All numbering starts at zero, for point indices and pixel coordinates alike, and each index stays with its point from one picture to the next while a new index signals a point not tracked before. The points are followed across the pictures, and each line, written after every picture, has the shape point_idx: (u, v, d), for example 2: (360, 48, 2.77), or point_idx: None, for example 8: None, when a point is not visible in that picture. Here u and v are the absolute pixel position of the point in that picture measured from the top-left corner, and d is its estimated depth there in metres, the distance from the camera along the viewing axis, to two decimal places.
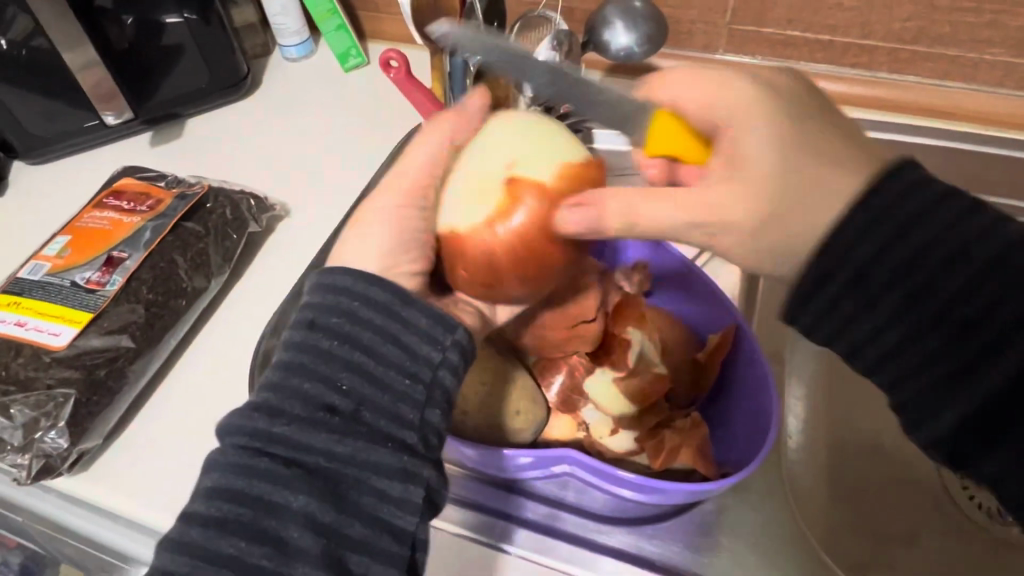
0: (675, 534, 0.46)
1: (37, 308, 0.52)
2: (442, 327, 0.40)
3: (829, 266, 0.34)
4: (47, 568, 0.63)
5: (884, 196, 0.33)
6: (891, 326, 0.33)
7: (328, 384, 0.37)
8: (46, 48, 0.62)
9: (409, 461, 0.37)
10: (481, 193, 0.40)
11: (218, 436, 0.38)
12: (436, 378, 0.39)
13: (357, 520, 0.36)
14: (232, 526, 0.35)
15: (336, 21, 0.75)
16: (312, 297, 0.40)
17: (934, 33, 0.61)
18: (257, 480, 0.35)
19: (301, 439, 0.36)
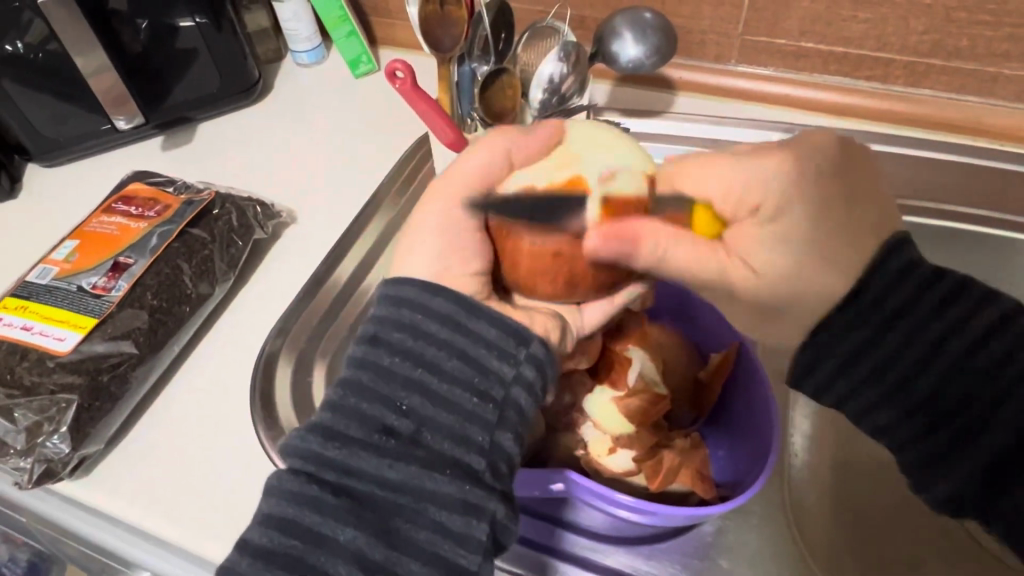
0: (672, 554, 0.46)
1: (44, 313, 0.52)
2: (515, 341, 0.39)
3: (851, 351, 0.39)
4: (53, 565, 0.64)
5: (896, 296, 0.37)
6: (890, 406, 0.38)
7: (388, 405, 0.38)
8: (61, 52, 0.62)
9: (470, 491, 0.36)
10: (566, 201, 0.38)
11: (280, 455, 0.38)
12: (508, 397, 0.39)
13: (412, 557, 0.35)
14: (279, 560, 0.35)
15: (347, 28, 0.75)
16: (377, 311, 0.40)
17: (950, 47, 0.60)
18: (308, 510, 0.35)
19: (356, 463, 0.36)
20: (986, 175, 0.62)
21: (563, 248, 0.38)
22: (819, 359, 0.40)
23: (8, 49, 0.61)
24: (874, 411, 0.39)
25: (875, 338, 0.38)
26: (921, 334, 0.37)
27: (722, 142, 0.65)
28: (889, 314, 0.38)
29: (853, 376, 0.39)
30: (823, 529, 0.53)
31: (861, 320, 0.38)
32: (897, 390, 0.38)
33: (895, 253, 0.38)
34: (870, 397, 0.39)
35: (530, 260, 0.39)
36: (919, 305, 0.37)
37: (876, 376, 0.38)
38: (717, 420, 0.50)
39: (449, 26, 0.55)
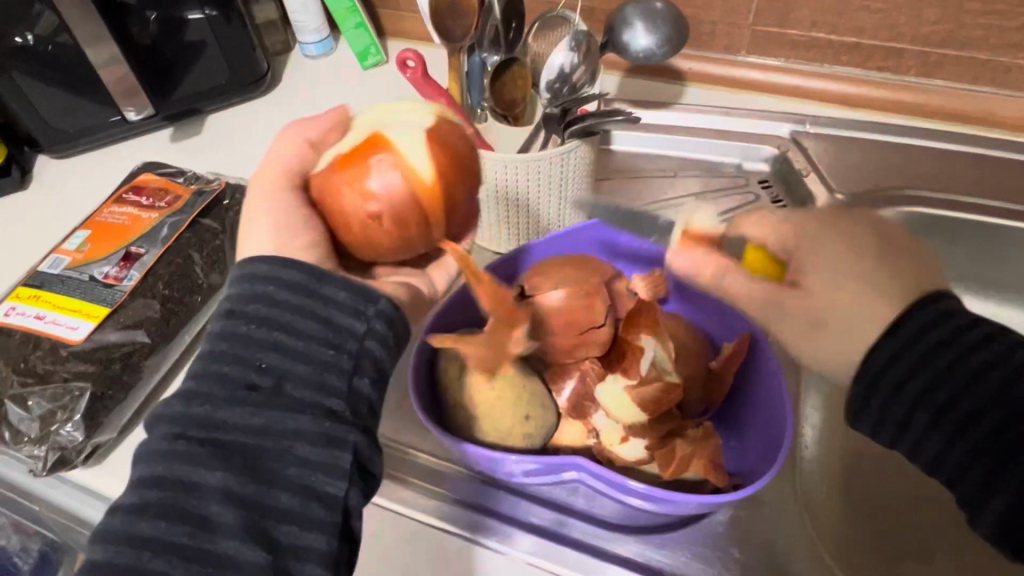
0: (685, 545, 0.46)
1: (56, 303, 0.52)
2: (363, 299, 0.40)
3: (896, 385, 0.36)
4: (65, 554, 0.64)
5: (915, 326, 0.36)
6: (937, 439, 0.35)
7: (247, 365, 0.37)
8: (70, 44, 0.63)
9: (330, 427, 0.36)
10: (358, 151, 0.40)
11: (147, 428, 0.38)
12: (363, 349, 0.39)
13: (283, 491, 0.35)
14: (155, 509, 0.34)
15: (356, 20, 0.75)
16: (233, 288, 0.40)
17: (963, 37, 0.59)
18: (179, 464, 0.35)
19: (215, 415, 0.36)
20: (1000, 165, 0.62)
21: (371, 188, 0.39)
22: (872, 385, 0.37)
23: (19, 41, 0.62)
24: (929, 442, 0.35)
25: (922, 368, 0.35)
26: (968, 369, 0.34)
27: (732, 133, 0.64)
28: (937, 341, 0.35)
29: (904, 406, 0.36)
30: (833, 523, 0.53)
31: (908, 347, 0.36)
32: (950, 423, 0.35)
33: (918, 307, 0.36)
34: (921, 426, 0.35)
35: (355, 215, 0.40)
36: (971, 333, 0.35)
37: (929, 401, 0.35)
38: (731, 412, 0.50)
39: (460, 17, 0.55)
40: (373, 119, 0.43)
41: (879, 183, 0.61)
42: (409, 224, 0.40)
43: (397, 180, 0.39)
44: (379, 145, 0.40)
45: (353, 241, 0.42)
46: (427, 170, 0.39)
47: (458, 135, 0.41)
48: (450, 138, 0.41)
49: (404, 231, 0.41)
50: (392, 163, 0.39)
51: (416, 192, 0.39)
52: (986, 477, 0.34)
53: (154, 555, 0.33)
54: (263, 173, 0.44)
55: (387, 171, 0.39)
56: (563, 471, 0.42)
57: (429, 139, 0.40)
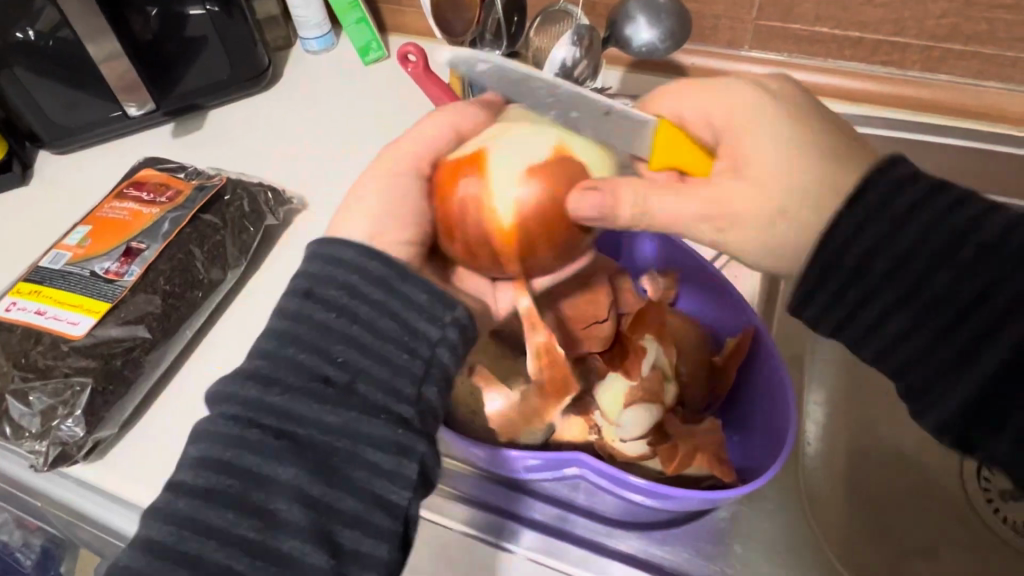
0: (686, 540, 0.45)
1: (58, 298, 0.52)
2: (442, 304, 0.40)
3: (849, 262, 0.36)
4: (66, 549, 0.64)
5: (870, 195, 0.35)
6: (894, 315, 0.36)
7: (323, 356, 0.38)
8: (73, 39, 0.62)
9: (403, 435, 0.37)
10: (463, 167, 0.40)
11: (207, 403, 0.38)
12: (435, 356, 0.39)
13: (348, 494, 0.36)
14: (220, 498, 0.34)
15: (357, 15, 0.75)
16: (310, 265, 0.41)
17: (968, 31, 0.59)
18: (250, 453, 0.35)
19: (294, 408, 0.36)
20: (1004, 160, 0.61)
21: (456, 211, 0.40)
22: (825, 269, 0.37)
23: (20, 37, 0.61)
24: (888, 319, 0.36)
25: (878, 240, 0.35)
26: (926, 243, 0.34)
27: None
28: (899, 213, 0.35)
29: (861, 287, 0.36)
30: (837, 519, 0.52)
31: (864, 219, 0.35)
32: (905, 296, 0.35)
33: (872, 182, 0.35)
34: (885, 301, 0.36)
35: (438, 228, 0.42)
36: (932, 202, 0.34)
37: (890, 280, 0.35)
38: (736, 406, 0.49)
39: (462, 11, 0.56)
40: (500, 129, 0.41)
41: None
42: (482, 256, 0.41)
43: (478, 214, 0.39)
44: (475, 171, 0.39)
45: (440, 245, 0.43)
46: (504, 214, 0.39)
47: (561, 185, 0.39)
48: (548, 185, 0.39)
49: (474, 258, 0.41)
50: (480, 196, 0.39)
51: (494, 233, 0.39)
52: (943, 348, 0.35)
53: (219, 546, 0.33)
54: (393, 143, 0.44)
55: (473, 201, 0.39)
56: (563, 469, 0.42)
57: (529, 183, 0.39)
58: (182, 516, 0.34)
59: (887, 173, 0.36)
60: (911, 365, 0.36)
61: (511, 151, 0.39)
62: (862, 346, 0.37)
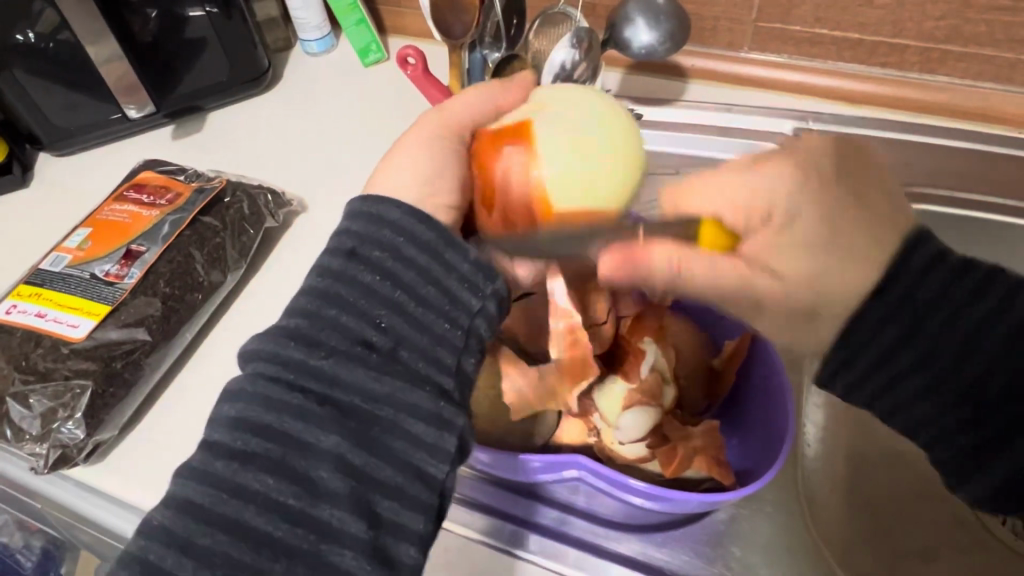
0: (686, 543, 0.46)
1: (58, 300, 0.53)
2: (483, 275, 0.41)
3: (885, 346, 0.39)
4: (66, 550, 0.65)
5: (902, 282, 0.38)
6: (923, 396, 0.38)
7: (367, 320, 0.38)
8: (73, 41, 0.63)
9: (444, 407, 0.38)
10: (514, 135, 0.40)
11: (245, 361, 0.39)
12: (473, 326, 0.40)
13: (388, 465, 0.36)
14: (262, 465, 0.35)
15: (356, 17, 0.75)
16: (354, 225, 0.41)
17: (968, 33, 0.59)
18: (293, 420, 0.36)
19: (340, 372, 0.37)
20: (1003, 162, 0.61)
21: (500, 177, 0.40)
22: (856, 349, 0.40)
23: (19, 39, 0.61)
24: (915, 399, 0.39)
25: (910, 324, 0.38)
26: (957, 329, 0.37)
27: (733, 130, 0.64)
28: (926, 299, 0.38)
29: (891, 369, 0.39)
30: (837, 521, 0.52)
31: (895, 307, 0.38)
32: (935, 377, 0.38)
33: (902, 266, 0.38)
34: (914, 381, 0.38)
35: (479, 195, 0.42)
36: (954, 289, 0.37)
37: (921, 363, 0.38)
38: (735, 408, 0.49)
39: (460, 13, 0.56)
40: (547, 105, 0.41)
41: None
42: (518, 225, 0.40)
43: (519, 179, 0.39)
44: (527, 151, 0.39)
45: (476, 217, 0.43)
46: (562, 197, 0.38)
47: (617, 169, 0.39)
48: (606, 169, 0.38)
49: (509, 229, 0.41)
50: (523, 162, 0.39)
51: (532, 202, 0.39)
52: (961, 428, 0.38)
53: (258, 512, 0.34)
54: (436, 111, 0.45)
55: (518, 168, 0.39)
56: (564, 471, 0.42)
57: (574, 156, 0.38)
58: (180, 521, 0.34)
59: (912, 259, 0.38)
60: (941, 442, 0.38)
61: (568, 130, 0.39)
62: (891, 420, 0.40)
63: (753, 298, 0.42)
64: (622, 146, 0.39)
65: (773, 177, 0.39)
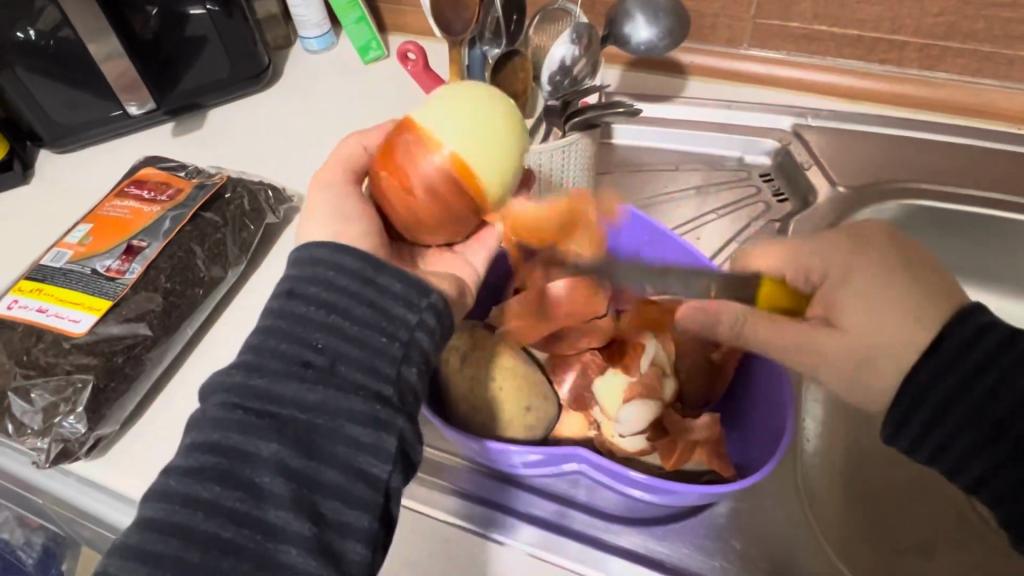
0: (684, 536, 0.46)
1: (59, 295, 0.53)
2: (418, 291, 0.40)
3: (938, 409, 0.38)
4: (68, 547, 0.65)
5: (956, 340, 0.37)
6: (977, 456, 0.37)
7: (303, 343, 0.37)
8: (73, 39, 0.63)
9: (381, 410, 0.36)
10: (401, 135, 0.41)
11: (203, 397, 0.38)
12: (413, 339, 0.39)
13: (330, 467, 0.35)
14: (209, 474, 0.35)
15: (356, 14, 0.75)
16: (292, 271, 0.41)
17: (966, 29, 0.59)
18: (233, 432, 0.35)
19: (275, 391, 0.36)
20: (1003, 158, 0.62)
21: (407, 171, 0.41)
22: (913, 407, 0.38)
23: (20, 37, 0.61)
24: (970, 460, 0.38)
25: (963, 387, 0.37)
26: (1008, 391, 0.37)
27: (733, 127, 0.64)
28: (977, 363, 0.37)
29: (948, 429, 0.38)
30: (835, 515, 0.53)
31: (948, 368, 0.37)
32: (988, 438, 0.37)
33: (949, 334, 0.37)
34: (968, 443, 0.38)
35: (397, 198, 0.42)
36: (1006, 353, 0.36)
37: (973, 423, 0.37)
38: (734, 407, 0.49)
39: (461, 10, 0.56)
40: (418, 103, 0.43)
41: (881, 175, 0.61)
42: (444, 201, 0.41)
43: (427, 161, 0.40)
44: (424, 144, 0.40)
45: (406, 228, 0.43)
46: (479, 173, 0.40)
47: (506, 126, 0.41)
48: (500, 132, 0.40)
49: (440, 206, 0.41)
50: (422, 148, 0.40)
51: (447, 173, 0.40)
52: (1017, 484, 0.37)
53: (208, 517, 0.34)
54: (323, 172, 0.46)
55: (420, 156, 0.40)
56: (564, 464, 0.42)
57: (462, 121, 0.40)
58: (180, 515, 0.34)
59: (963, 327, 0.37)
60: (996, 498, 0.37)
61: (447, 114, 0.40)
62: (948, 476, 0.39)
63: (813, 361, 0.40)
64: (499, 108, 0.41)
65: (828, 245, 0.42)
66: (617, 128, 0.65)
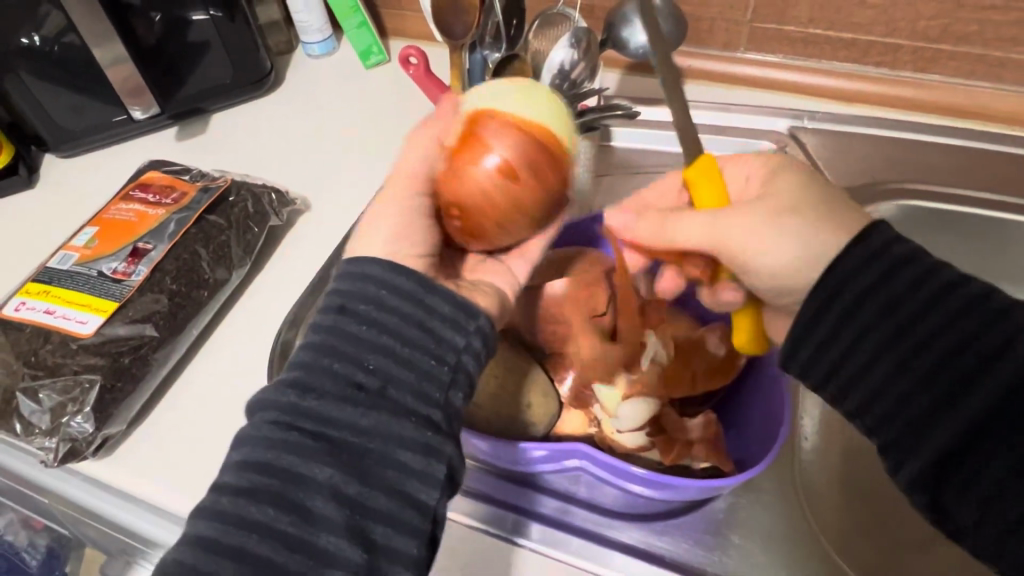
0: (686, 530, 0.47)
1: (66, 297, 0.53)
2: (466, 313, 0.40)
3: (826, 306, 0.38)
4: (71, 548, 0.65)
5: (862, 249, 0.37)
6: (872, 366, 0.36)
7: (355, 363, 0.37)
8: (77, 44, 0.65)
9: (432, 437, 0.36)
10: (469, 134, 0.39)
11: (250, 413, 0.37)
12: (460, 363, 0.39)
13: (381, 493, 0.35)
14: (259, 495, 0.34)
15: (358, 19, 0.76)
16: (340, 284, 0.40)
17: (959, 32, 0.60)
18: (285, 453, 0.35)
19: (329, 413, 0.36)
20: (997, 158, 0.62)
21: (493, 159, 0.38)
22: (825, 303, 0.38)
23: (25, 42, 0.62)
24: (869, 372, 0.36)
25: (866, 297, 0.37)
26: (905, 307, 0.35)
27: (729, 129, 0.65)
28: (880, 276, 0.36)
29: (856, 324, 0.37)
30: (834, 512, 0.53)
31: (856, 273, 0.37)
32: (887, 345, 0.36)
33: (857, 243, 0.37)
34: (867, 352, 0.36)
35: (491, 195, 0.39)
36: (906, 273, 0.36)
37: (882, 320, 0.36)
38: (732, 408, 0.50)
39: (461, 14, 0.57)
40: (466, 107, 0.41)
41: (877, 177, 0.62)
42: (544, 175, 0.39)
43: (516, 140, 0.38)
44: (518, 130, 0.38)
45: (499, 224, 0.40)
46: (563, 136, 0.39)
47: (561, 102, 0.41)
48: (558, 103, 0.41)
49: (540, 183, 0.39)
50: (504, 134, 0.38)
51: (537, 144, 0.38)
52: (909, 395, 0.35)
53: (261, 539, 0.33)
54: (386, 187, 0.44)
55: (505, 141, 0.38)
56: (565, 463, 0.43)
57: (522, 96, 0.40)
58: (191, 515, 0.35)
59: (881, 232, 0.38)
60: (886, 418, 0.36)
61: (524, 103, 0.39)
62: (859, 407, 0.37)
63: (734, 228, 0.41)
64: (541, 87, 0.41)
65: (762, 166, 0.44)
66: (614, 130, 0.66)
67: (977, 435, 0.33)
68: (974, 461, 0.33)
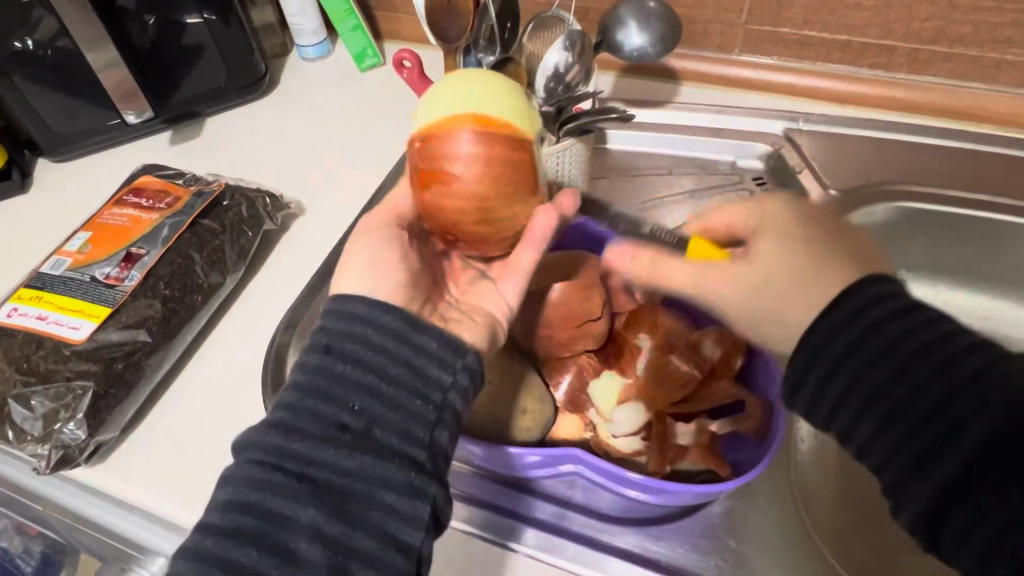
0: (680, 535, 0.46)
1: (59, 303, 0.53)
2: (453, 350, 0.40)
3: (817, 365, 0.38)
4: (66, 554, 0.65)
5: (847, 306, 0.37)
6: (862, 419, 0.36)
7: (341, 404, 0.37)
8: (71, 48, 0.64)
9: (417, 478, 0.36)
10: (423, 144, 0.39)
11: (235, 453, 0.37)
12: (446, 401, 0.39)
13: (365, 534, 0.35)
14: (244, 537, 0.33)
15: (352, 23, 0.76)
16: (325, 323, 0.40)
17: (953, 33, 0.60)
18: (268, 493, 0.34)
19: (313, 455, 0.35)
20: (990, 160, 0.62)
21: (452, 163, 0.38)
22: (812, 357, 0.38)
23: (18, 47, 0.62)
24: (857, 424, 0.36)
25: (852, 350, 0.36)
26: (891, 357, 0.35)
27: (726, 131, 0.65)
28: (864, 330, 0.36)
29: (843, 377, 0.36)
30: (828, 513, 0.53)
31: (838, 329, 0.37)
32: (874, 398, 0.35)
33: (845, 298, 0.37)
34: (853, 406, 0.36)
35: (458, 199, 0.39)
36: (889, 326, 0.36)
37: (870, 372, 0.36)
38: None
39: (455, 16, 0.57)
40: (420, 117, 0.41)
41: (872, 178, 0.62)
42: (503, 164, 0.38)
43: (466, 135, 0.38)
44: (446, 129, 0.38)
45: (472, 222, 0.40)
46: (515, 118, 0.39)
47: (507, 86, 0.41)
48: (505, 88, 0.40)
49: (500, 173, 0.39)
50: (456, 135, 0.38)
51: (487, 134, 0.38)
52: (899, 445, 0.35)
53: None
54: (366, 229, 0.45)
55: (457, 142, 0.38)
56: (559, 467, 0.42)
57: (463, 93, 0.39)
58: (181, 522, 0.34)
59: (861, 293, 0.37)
60: (881, 465, 0.36)
61: (465, 99, 0.39)
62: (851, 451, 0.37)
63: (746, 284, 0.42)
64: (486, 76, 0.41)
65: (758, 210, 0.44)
66: (610, 133, 0.66)
67: (964, 494, 0.32)
68: (961, 524, 0.32)
